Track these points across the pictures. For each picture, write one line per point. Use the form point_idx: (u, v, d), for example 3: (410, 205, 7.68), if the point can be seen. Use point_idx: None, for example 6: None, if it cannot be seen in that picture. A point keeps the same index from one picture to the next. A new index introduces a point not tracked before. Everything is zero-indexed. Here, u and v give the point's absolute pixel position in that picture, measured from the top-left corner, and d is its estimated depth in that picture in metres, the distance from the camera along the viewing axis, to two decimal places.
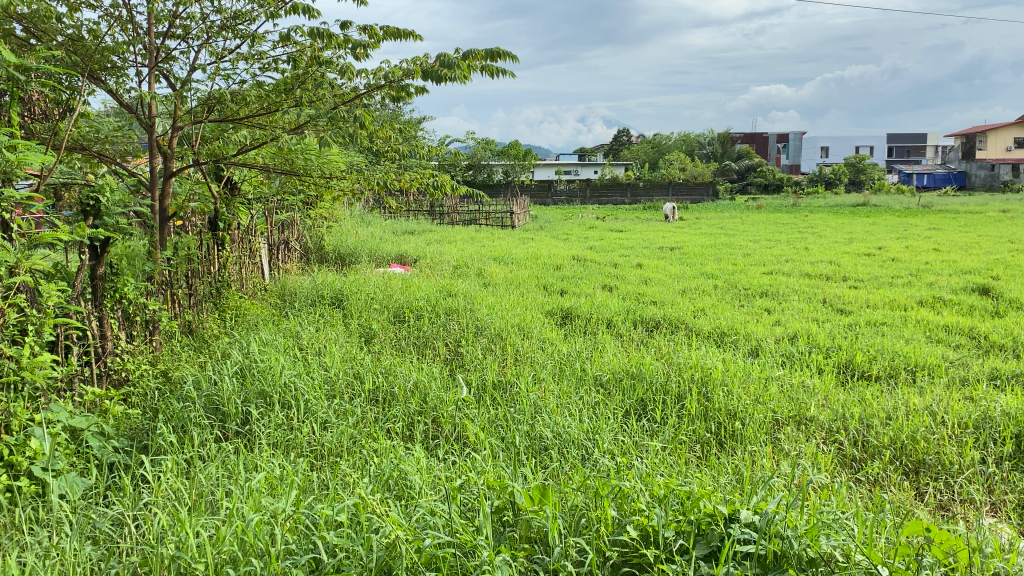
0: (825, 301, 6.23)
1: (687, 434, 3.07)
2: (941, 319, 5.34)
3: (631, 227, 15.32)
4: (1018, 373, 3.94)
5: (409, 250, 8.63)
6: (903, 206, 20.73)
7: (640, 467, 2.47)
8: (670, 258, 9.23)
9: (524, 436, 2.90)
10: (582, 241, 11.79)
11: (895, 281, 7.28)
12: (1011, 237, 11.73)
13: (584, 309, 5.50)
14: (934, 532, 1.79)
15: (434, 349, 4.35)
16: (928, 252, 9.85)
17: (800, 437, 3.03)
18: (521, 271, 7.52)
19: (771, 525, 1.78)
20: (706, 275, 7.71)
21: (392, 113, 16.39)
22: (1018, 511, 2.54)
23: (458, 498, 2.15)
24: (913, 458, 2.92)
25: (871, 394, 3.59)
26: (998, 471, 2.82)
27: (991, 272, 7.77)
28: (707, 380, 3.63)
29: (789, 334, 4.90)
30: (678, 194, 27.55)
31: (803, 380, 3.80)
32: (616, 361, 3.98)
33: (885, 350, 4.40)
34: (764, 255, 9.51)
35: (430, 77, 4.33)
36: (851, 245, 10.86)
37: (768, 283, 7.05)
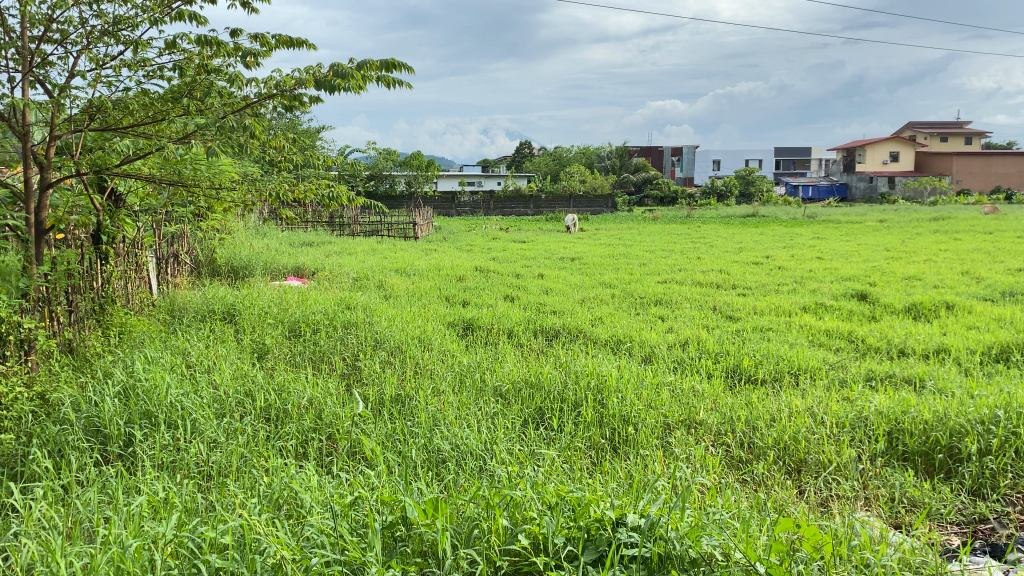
0: (715, 308, 6.47)
1: (583, 441, 3.12)
2: (822, 324, 5.62)
3: (533, 238, 15.47)
4: (890, 374, 4.18)
5: (307, 262, 8.47)
6: (789, 216, 21.78)
7: (536, 476, 2.49)
8: (570, 268, 9.37)
9: (421, 449, 2.88)
10: (485, 251, 11.84)
11: (781, 288, 7.62)
12: (885, 245, 12.46)
13: (485, 320, 5.52)
14: (804, 528, 1.88)
15: (331, 363, 4.28)
16: (812, 260, 10.36)
17: (689, 440, 3.13)
18: (422, 282, 7.49)
19: (656, 529, 1.83)
20: (604, 284, 7.87)
21: (288, 123, 16.05)
22: (889, 505, 2.70)
23: (349, 514, 2.12)
24: (795, 458, 3.05)
25: (756, 397, 3.74)
26: (870, 466, 2.98)
27: (869, 278, 8.23)
28: (602, 388, 3.69)
29: (681, 340, 5.06)
30: (579, 205, 28.00)
31: (693, 385, 3.92)
32: (515, 371, 4.01)
33: (770, 355, 4.59)
34: (659, 265, 9.78)
35: (323, 86, 4.26)
36: (741, 254, 11.30)
37: (662, 291, 7.26)
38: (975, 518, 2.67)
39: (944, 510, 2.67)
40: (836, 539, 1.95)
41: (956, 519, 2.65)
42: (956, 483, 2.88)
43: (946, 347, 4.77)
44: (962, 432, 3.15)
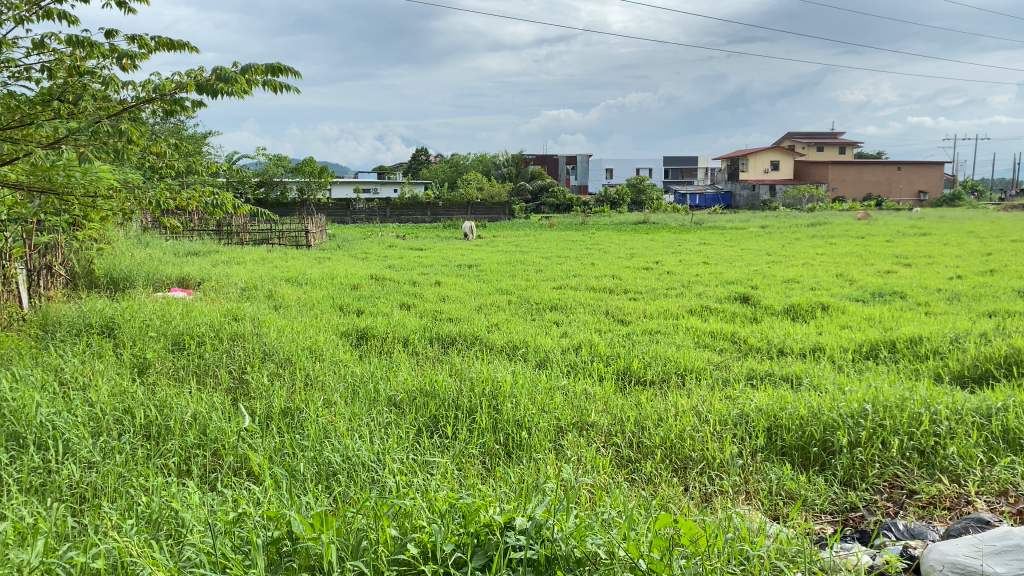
0: (608, 312, 6.61)
1: (477, 448, 3.13)
2: (708, 326, 5.83)
3: (430, 245, 15.41)
4: (769, 373, 4.38)
5: (193, 272, 8.15)
6: (678, 223, 22.55)
7: (427, 484, 2.47)
8: (466, 275, 9.37)
9: (311, 463, 2.81)
10: (381, 259, 11.71)
11: (670, 292, 7.86)
12: (766, 250, 13.05)
13: (379, 329, 5.45)
14: (682, 523, 1.94)
15: (216, 377, 4.14)
16: (699, 265, 10.75)
17: (581, 442, 3.18)
18: (315, 292, 7.34)
19: (543, 531, 1.85)
20: (501, 290, 7.92)
21: (171, 127, 15.42)
22: (769, 498, 2.82)
23: (232, 532, 2.06)
24: (680, 455, 3.15)
25: (645, 398, 3.84)
26: (751, 462, 3.10)
27: (751, 281, 8.60)
28: (496, 393, 3.70)
29: (574, 345, 5.13)
30: (476, 212, 28.05)
31: (585, 388, 3.99)
32: (409, 379, 3.98)
33: (659, 356, 4.73)
34: (554, 271, 9.92)
35: (205, 91, 4.13)
36: (632, 259, 11.60)
37: (556, 297, 7.36)
38: (846, 507, 2.82)
39: (818, 500, 2.81)
40: (714, 534, 2.02)
41: (830, 509, 2.80)
42: (829, 475, 3.04)
43: (821, 346, 5.03)
44: (835, 426, 3.33)
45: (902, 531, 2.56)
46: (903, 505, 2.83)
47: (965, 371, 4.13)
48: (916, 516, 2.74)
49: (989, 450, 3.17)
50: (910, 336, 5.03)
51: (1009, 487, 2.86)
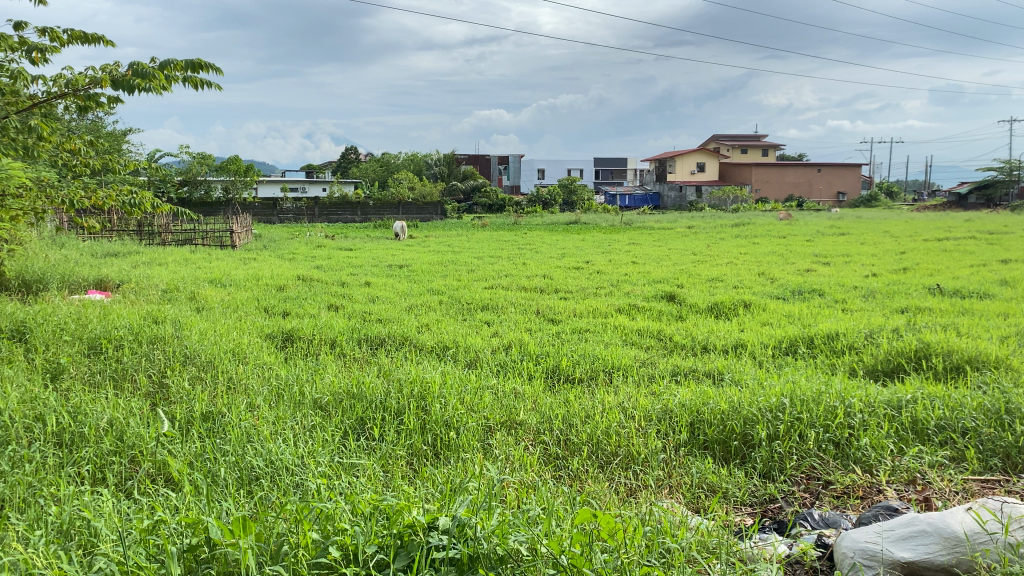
0: (538, 311, 6.65)
1: (404, 449, 3.11)
2: (635, 324, 5.92)
3: (359, 245, 15.23)
4: (694, 369, 4.48)
5: (111, 274, 7.88)
6: (608, 223, 22.86)
7: (351, 486, 2.44)
8: (396, 276, 9.30)
9: (232, 468, 2.75)
10: (309, 260, 11.53)
11: (599, 291, 7.94)
12: (692, 250, 13.32)
13: (306, 331, 5.36)
14: (602, 518, 1.96)
15: (134, 381, 4.01)
16: (627, 264, 10.91)
17: (509, 441, 3.19)
18: (239, 293, 7.19)
19: (466, 530, 1.85)
20: (432, 291, 7.88)
21: (88, 123, 14.86)
22: (692, 492, 2.88)
23: (147, 540, 2.00)
24: (607, 452, 3.20)
25: (573, 396, 3.88)
26: (675, 457, 3.17)
27: (678, 280, 8.78)
28: (424, 393, 3.68)
29: (504, 344, 5.14)
30: (408, 212, 27.83)
31: (514, 387, 4.01)
32: (336, 381, 3.93)
33: (587, 355, 4.78)
34: (485, 271, 9.94)
35: (121, 86, 4.00)
36: (562, 259, 11.70)
37: (488, 297, 7.37)
38: (766, 498, 2.91)
39: (738, 493, 2.89)
40: (634, 529, 2.05)
41: (750, 501, 2.87)
42: (749, 468, 3.12)
43: (743, 343, 5.16)
44: (754, 420, 3.43)
45: (818, 520, 2.65)
46: (819, 496, 2.92)
47: (878, 365, 4.30)
48: (831, 506, 2.83)
49: (899, 440, 3.30)
50: (827, 332, 5.21)
51: (917, 475, 2.98)
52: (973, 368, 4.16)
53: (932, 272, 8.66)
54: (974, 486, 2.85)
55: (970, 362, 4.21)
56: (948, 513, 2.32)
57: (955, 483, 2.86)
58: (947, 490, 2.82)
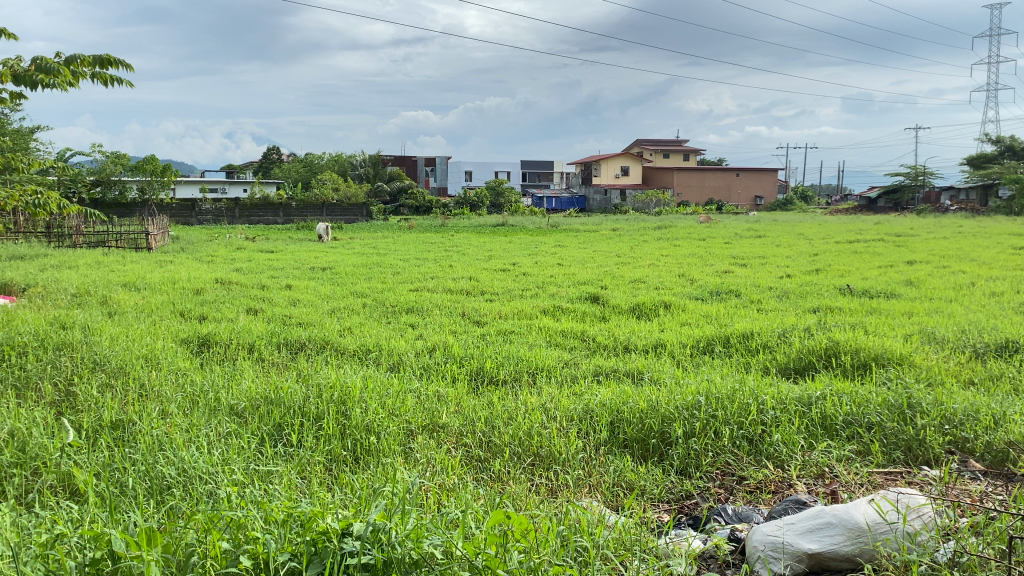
0: (463, 313, 6.64)
1: (323, 455, 3.05)
2: (559, 325, 5.98)
3: (281, 247, 14.93)
4: (616, 369, 4.55)
5: (15, 278, 7.52)
6: (535, 225, 23.05)
7: (266, 494, 2.39)
8: (318, 279, 9.15)
9: (142, 478, 2.66)
10: (229, 262, 11.26)
11: (525, 293, 7.99)
12: (616, 252, 13.52)
13: (223, 336, 5.22)
14: (514, 519, 1.97)
15: (39, 390, 3.84)
16: (552, 266, 11.00)
17: (430, 445, 3.17)
18: (154, 297, 6.96)
19: (380, 535, 1.83)
20: (356, 293, 7.79)
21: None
22: (611, 490, 2.92)
23: (46, 555, 1.91)
24: (529, 453, 3.21)
25: (496, 398, 3.89)
26: (595, 456, 3.20)
27: (602, 282, 8.89)
28: (345, 398, 3.62)
29: (428, 347, 5.12)
30: (332, 213, 27.45)
31: (436, 390, 3.99)
32: (254, 387, 3.84)
33: (511, 356, 4.80)
34: (411, 273, 9.88)
35: (23, 82, 3.83)
36: (488, 261, 11.72)
37: (413, 299, 7.33)
38: (683, 495, 2.97)
39: (655, 490, 2.95)
40: (548, 531, 2.06)
41: (667, 498, 2.93)
42: (666, 465, 3.19)
43: (663, 343, 5.27)
44: (671, 418, 3.50)
45: (731, 515, 2.72)
46: (733, 491, 3.00)
47: (790, 363, 4.44)
48: (744, 501, 2.91)
49: (810, 435, 3.41)
50: (743, 331, 5.36)
51: (825, 469, 3.09)
52: (879, 365, 4.34)
53: (842, 273, 9.01)
54: (878, 478, 2.97)
55: (876, 359, 4.39)
56: (852, 504, 2.41)
57: (861, 476, 2.98)
58: (853, 482, 2.93)
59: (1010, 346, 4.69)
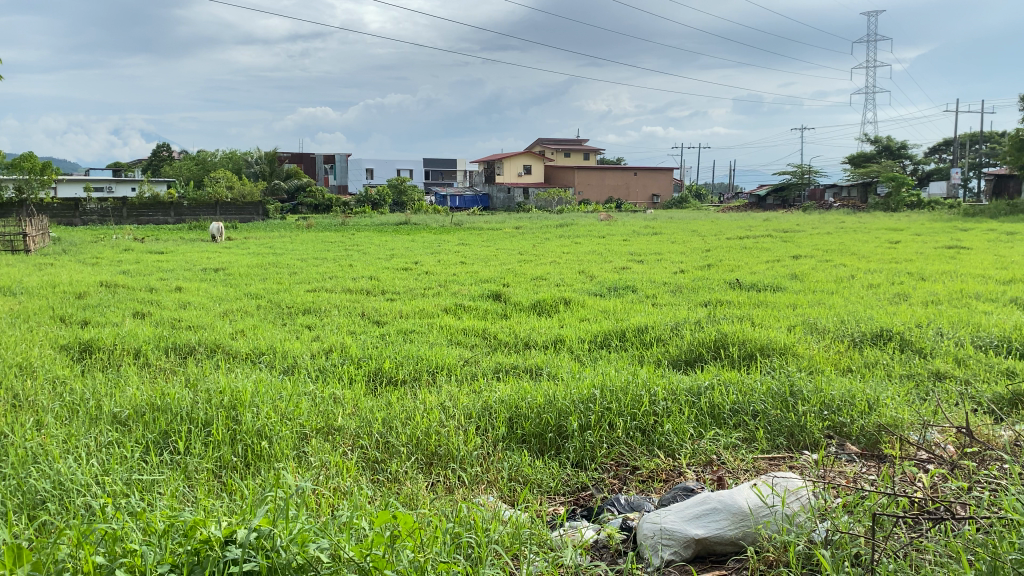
0: (363, 314, 6.55)
1: (212, 462, 2.96)
2: (460, 324, 5.97)
3: (172, 248, 14.36)
4: (515, 366, 4.58)
5: None
6: (438, 223, 23.01)
7: (146, 504, 2.29)
8: (211, 280, 8.85)
9: (12, 494, 2.50)
10: (115, 264, 10.76)
11: (426, 292, 7.95)
12: (518, 250, 13.63)
13: (106, 341, 4.99)
14: (402, 519, 1.96)
15: None
16: (454, 264, 11.00)
17: (325, 447, 3.11)
18: (30, 302, 6.57)
19: (267, 541, 1.79)
20: (250, 295, 7.57)
21: None
22: (509, 486, 2.94)
23: None
24: (426, 452, 3.18)
25: (394, 398, 3.85)
26: (493, 452, 3.22)
27: (503, 279, 8.93)
28: (236, 403, 3.51)
29: (324, 348, 5.02)
30: (227, 212, 26.61)
31: (332, 392, 3.92)
32: (138, 394, 3.67)
33: (411, 356, 4.77)
34: (308, 273, 9.68)
35: None
36: (390, 260, 11.60)
37: (310, 300, 7.18)
38: (578, 487, 3.03)
39: (551, 483, 2.99)
40: (436, 530, 2.06)
41: (562, 491, 2.98)
42: (563, 458, 3.23)
43: (562, 339, 5.34)
44: (568, 412, 3.55)
45: (623, 504, 2.78)
46: (627, 481, 3.07)
47: (682, 356, 4.58)
48: (637, 490, 2.99)
49: (699, 425, 3.53)
50: (638, 326, 5.48)
51: (713, 456, 3.20)
52: (764, 355, 4.53)
53: (732, 268, 9.34)
54: (763, 464, 3.10)
55: (761, 350, 4.57)
56: (736, 490, 2.51)
57: (746, 462, 3.10)
58: (739, 469, 3.04)
59: (884, 334, 4.97)
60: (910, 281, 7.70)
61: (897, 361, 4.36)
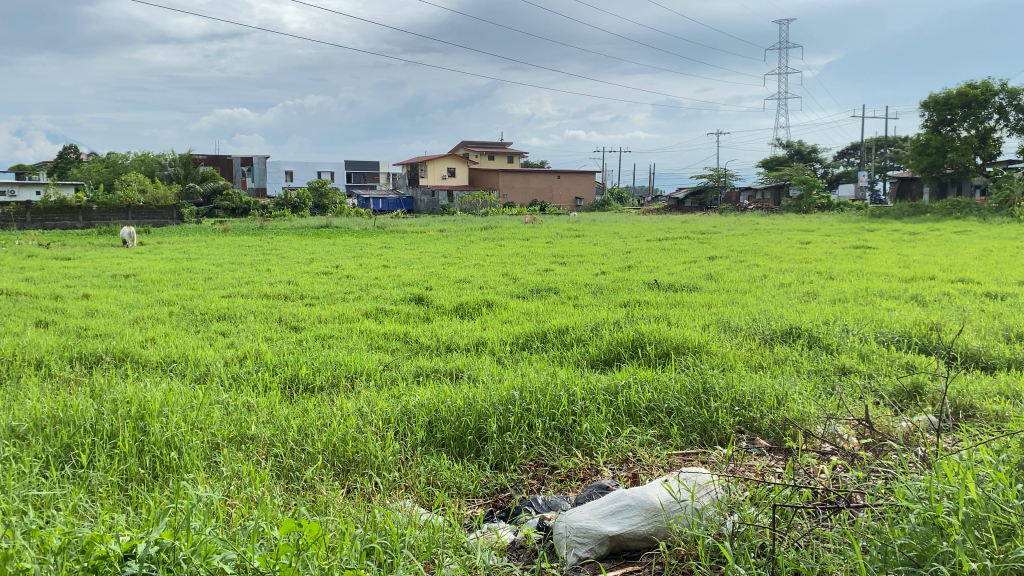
0: (280, 319, 6.43)
1: (117, 475, 2.85)
2: (381, 328, 5.92)
3: (78, 255, 13.78)
4: (436, 369, 4.57)
5: None
6: (360, 226, 22.77)
7: (42, 521, 2.19)
8: (121, 287, 8.54)
9: None
10: (17, 271, 10.27)
11: (346, 296, 7.86)
12: (441, 253, 13.61)
13: (5, 352, 4.76)
14: (308, 527, 1.93)
15: None
16: (376, 267, 10.89)
17: (237, 457, 3.04)
18: None
19: (170, 555, 1.74)
20: (162, 302, 7.34)
21: None
22: (427, 490, 2.92)
23: None
24: (343, 459, 3.14)
25: (311, 404, 3.79)
26: (411, 457, 3.19)
27: (426, 283, 8.90)
28: (144, 414, 3.40)
29: (239, 355, 4.91)
30: (140, 216, 25.74)
31: (246, 400, 3.83)
32: (38, 406, 3.51)
33: (329, 361, 4.70)
34: (225, 278, 9.44)
35: None
36: (310, 264, 11.42)
37: (225, 306, 7.01)
38: (497, 488, 3.04)
39: (469, 486, 2.99)
40: (343, 539, 2.03)
41: (481, 493, 2.98)
42: (482, 461, 3.23)
43: (483, 341, 5.35)
44: (487, 414, 3.56)
45: (541, 504, 2.80)
46: (545, 481, 3.10)
47: (600, 356, 4.65)
48: (555, 490, 3.02)
49: (616, 423, 3.59)
50: (559, 327, 5.54)
51: (629, 454, 3.26)
52: (678, 353, 4.63)
53: (651, 269, 9.53)
54: (676, 459, 3.17)
55: (677, 348, 4.68)
56: (648, 486, 2.56)
57: (661, 458, 3.17)
58: (653, 465, 3.11)
59: (794, 331, 5.15)
60: (819, 280, 8.00)
61: (805, 357, 4.52)
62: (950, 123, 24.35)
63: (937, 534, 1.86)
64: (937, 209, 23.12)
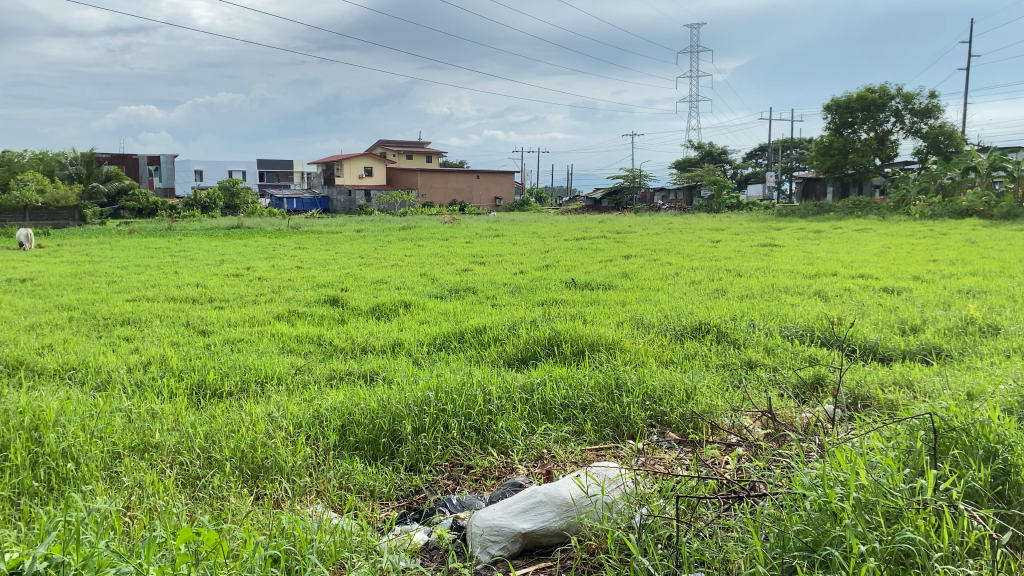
0: (188, 323, 6.23)
1: (8, 489, 2.71)
2: (293, 331, 5.81)
3: None
4: (350, 371, 4.51)
5: None
6: (274, 227, 22.26)
7: None
8: (16, 291, 8.12)
9: None
10: None
11: (258, 298, 7.68)
12: (358, 253, 13.44)
13: None
14: (207, 536, 1.88)
15: None
16: (290, 269, 10.68)
17: (139, 466, 2.93)
18: None
19: (59, 570, 1.66)
20: (60, 307, 7.02)
21: None
22: (339, 494, 2.88)
23: None
24: (252, 465, 3.06)
25: (220, 411, 3.69)
26: (323, 461, 3.15)
27: (341, 284, 8.78)
28: (38, 424, 3.24)
29: (143, 361, 4.74)
30: (38, 217, 24.53)
31: (150, 408, 3.70)
32: None
33: (238, 366, 4.58)
34: (130, 282, 9.09)
35: None
36: (221, 266, 11.10)
37: (130, 310, 6.76)
38: (411, 490, 3.01)
39: (383, 489, 2.96)
40: (245, 547, 1.98)
41: (395, 495, 2.96)
42: (396, 462, 3.21)
43: (400, 342, 5.31)
44: (401, 415, 3.53)
45: (455, 504, 2.80)
46: (460, 481, 3.10)
47: (517, 354, 4.68)
48: (470, 489, 3.02)
49: (531, 421, 3.61)
50: (476, 327, 5.54)
51: (544, 450, 3.29)
52: (593, 350, 4.70)
53: (569, 268, 9.63)
54: (589, 455, 3.21)
55: (591, 346, 4.75)
56: (560, 482, 2.59)
57: (574, 454, 3.21)
58: (566, 461, 3.15)
59: (703, 327, 5.29)
60: (728, 276, 8.23)
61: (714, 352, 4.65)
62: (851, 126, 25.44)
63: (831, 519, 1.94)
64: (839, 208, 24.11)
